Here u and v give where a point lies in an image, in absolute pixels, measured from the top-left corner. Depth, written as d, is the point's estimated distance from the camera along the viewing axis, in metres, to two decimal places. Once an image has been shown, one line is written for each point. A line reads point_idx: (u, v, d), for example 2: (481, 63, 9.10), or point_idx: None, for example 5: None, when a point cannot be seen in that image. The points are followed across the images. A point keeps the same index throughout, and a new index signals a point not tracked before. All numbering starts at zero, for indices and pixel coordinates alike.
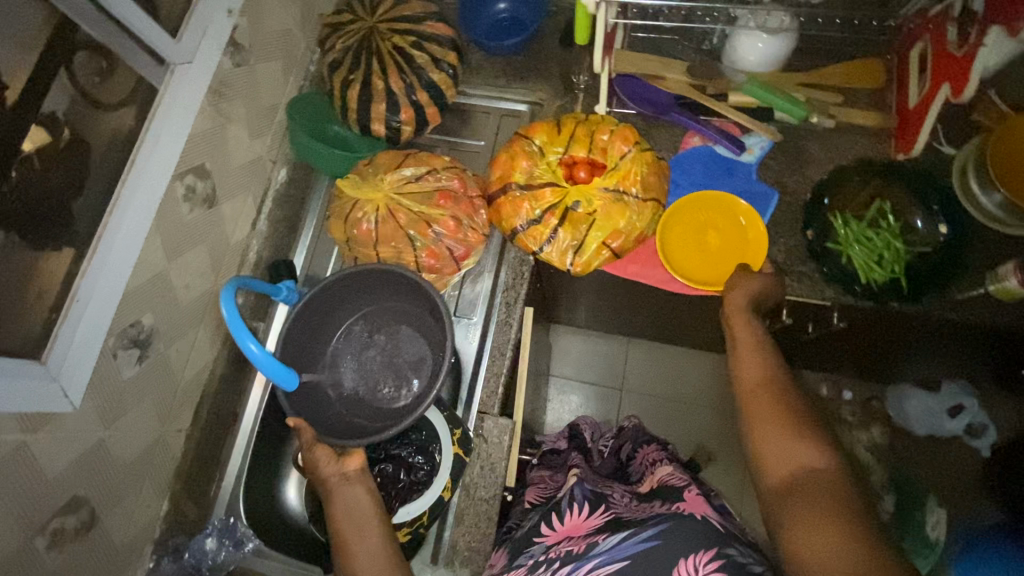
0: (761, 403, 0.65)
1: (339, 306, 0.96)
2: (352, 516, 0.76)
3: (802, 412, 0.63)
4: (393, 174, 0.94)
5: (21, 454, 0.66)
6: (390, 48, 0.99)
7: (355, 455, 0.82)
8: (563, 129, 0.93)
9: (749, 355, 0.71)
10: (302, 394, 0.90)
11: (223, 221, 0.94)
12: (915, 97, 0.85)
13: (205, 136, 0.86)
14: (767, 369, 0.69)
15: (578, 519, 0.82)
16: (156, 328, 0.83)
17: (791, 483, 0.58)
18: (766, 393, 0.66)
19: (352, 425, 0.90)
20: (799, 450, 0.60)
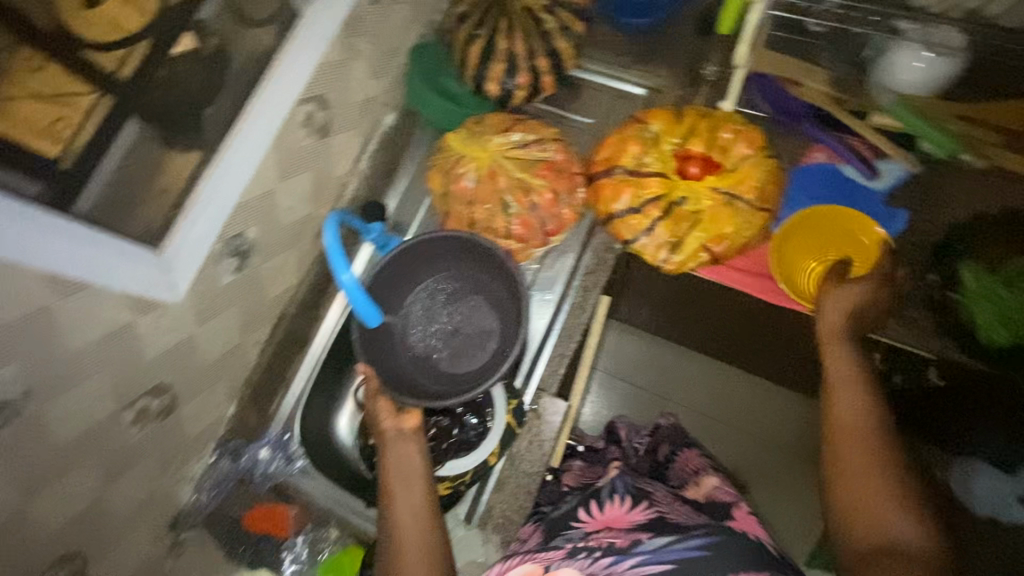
0: (853, 456, 0.65)
1: (418, 266, 0.97)
2: (402, 470, 0.78)
3: (905, 481, 0.63)
4: (502, 136, 0.93)
5: (128, 332, 0.71)
6: (521, 9, 0.97)
7: (412, 415, 0.84)
8: (684, 120, 0.89)
9: (845, 395, 0.70)
10: (374, 336, 0.91)
11: (332, 152, 0.96)
12: None
13: (332, 66, 0.88)
14: (867, 420, 0.67)
15: (618, 512, 0.78)
16: (257, 242, 0.87)
17: (879, 552, 0.60)
18: (858, 444, 0.66)
19: (416, 383, 0.92)
20: (894, 528, 0.60)
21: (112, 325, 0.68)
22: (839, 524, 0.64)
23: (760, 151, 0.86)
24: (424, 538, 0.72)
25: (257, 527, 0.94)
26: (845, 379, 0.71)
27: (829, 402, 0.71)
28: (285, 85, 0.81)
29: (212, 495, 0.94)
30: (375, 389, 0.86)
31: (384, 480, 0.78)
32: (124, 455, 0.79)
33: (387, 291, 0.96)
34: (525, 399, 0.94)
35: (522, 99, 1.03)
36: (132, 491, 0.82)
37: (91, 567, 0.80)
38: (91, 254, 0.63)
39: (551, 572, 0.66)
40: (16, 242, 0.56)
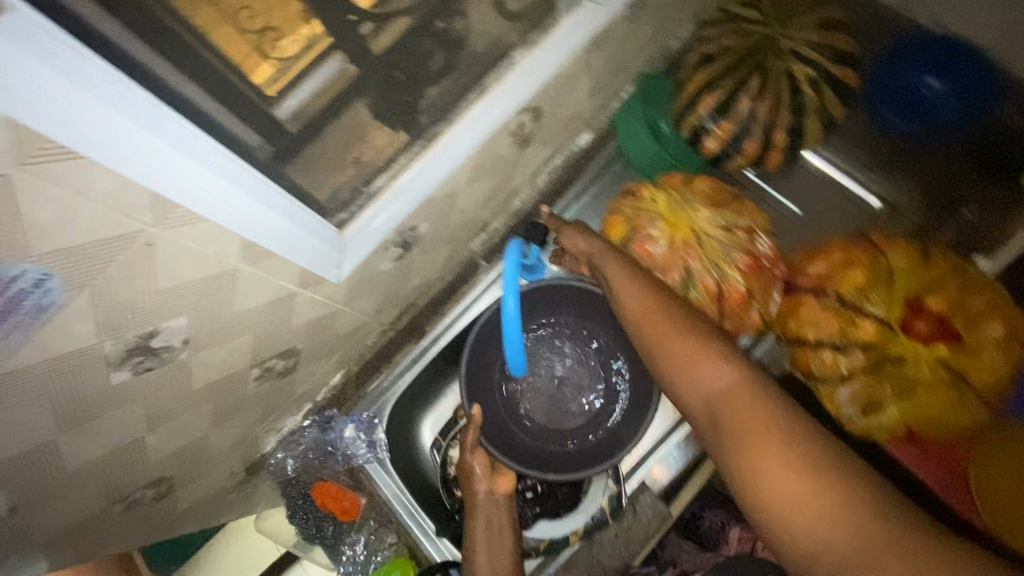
0: (654, 324, 0.65)
1: (549, 306, 0.90)
2: (491, 532, 0.80)
3: (689, 325, 0.63)
4: (709, 210, 0.82)
5: (286, 301, 0.68)
6: (782, 73, 0.83)
7: (505, 480, 0.84)
8: (930, 270, 0.76)
9: (626, 288, 0.70)
10: (482, 372, 0.87)
11: (522, 162, 0.89)
12: None
13: (564, 80, 0.79)
14: (639, 291, 0.69)
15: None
16: (424, 236, 0.82)
17: (715, 415, 0.55)
18: (652, 315, 0.66)
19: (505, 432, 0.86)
20: (704, 372, 0.58)
21: (276, 294, 0.65)
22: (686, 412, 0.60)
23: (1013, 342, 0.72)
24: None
25: (323, 501, 0.95)
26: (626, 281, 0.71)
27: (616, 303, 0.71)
28: (514, 91, 0.72)
29: (296, 460, 0.94)
30: (474, 443, 0.83)
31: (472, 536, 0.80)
32: (239, 402, 0.78)
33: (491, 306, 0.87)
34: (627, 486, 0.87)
35: (739, 166, 0.92)
36: (231, 433, 0.82)
37: (172, 493, 0.81)
38: (288, 233, 0.59)
39: None
40: (236, 211, 0.52)
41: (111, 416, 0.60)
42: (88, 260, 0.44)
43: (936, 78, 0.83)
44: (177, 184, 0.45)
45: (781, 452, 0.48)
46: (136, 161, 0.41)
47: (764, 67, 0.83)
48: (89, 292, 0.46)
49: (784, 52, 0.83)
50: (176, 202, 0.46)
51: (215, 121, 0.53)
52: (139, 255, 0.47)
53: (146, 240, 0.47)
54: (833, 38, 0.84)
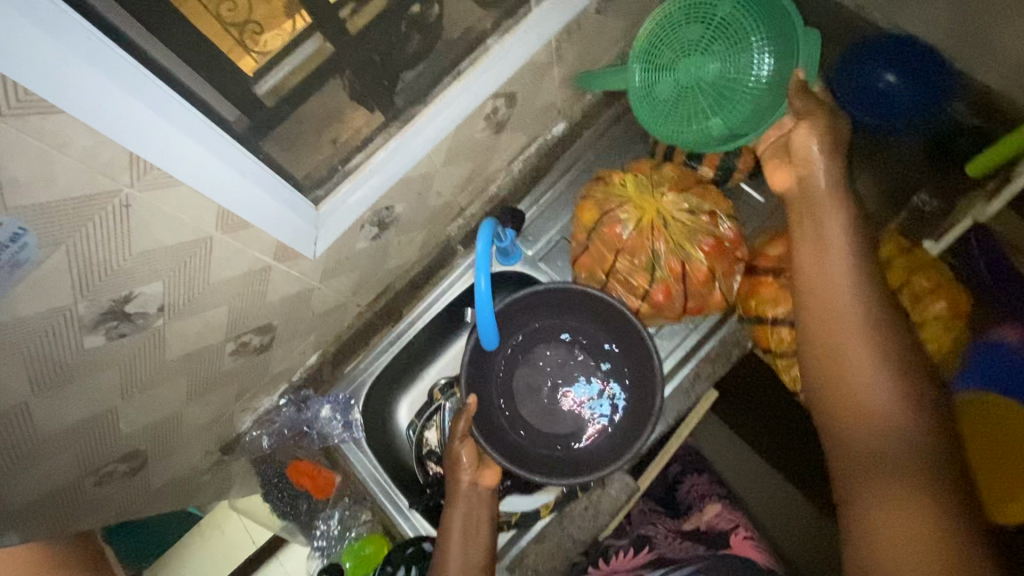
0: (856, 335, 0.56)
1: (550, 307, 0.91)
2: (468, 519, 0.80)
3: (900, 351, 0.55)
4: (675, 195, 0.86)
5: (261, 273, 0.69)
6: None
7: (490, 473, 0.83)
8: (882, 252, 0.79)
9: (823, 276, 0.60)
10: (478, 361, 0.87)
11: (496, 148, 0.92)
12: None
13: (536, 67, 0.82)
14: (843, 285, 0.59)
15: (626, 559, 1.00)
16: (399, 217, 0.84)
17: (874, 453, 0.51)
18: (859, 327, 0.56)
19: (498, 426, 0.89)
20: (891, 412, 0.52)
21: (252, 265, 0.67)
22: (835, 435, 0.55)
23: (956, 317, 0.76)
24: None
25: (299, 479, 0.96)
26: (828, 273, 0.60)
27: (797, 275, 0.63)
28: (487, 75, 0.75)
29: (272, 436, 0.94)
30: (465, 432, 0.83)
31: (448, 526, 0.79)
32: (214, 377, 0.78)
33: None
34: None
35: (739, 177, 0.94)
36: (206, 410, 0.83)
37: (146, 467, 0.81)
38: (263, 205, 0.61)
39: None
40: (211, 178, 0.53)
41: (85, 383, 0.61)
42: (66, 219, 0.46)
43: (892, 73, 0.90)
44: (153, 147, 0.47)
45: (914, 518, 0.47)
46: (114, 118, 0.43)
47: None
48: (64, 251, 0.48)
49: None
50: (155, 164, 0.48)
51: (193, 91, 0.55)
52: (115, 217, 0.49)
53: (122, 201, 0.48)
54: None
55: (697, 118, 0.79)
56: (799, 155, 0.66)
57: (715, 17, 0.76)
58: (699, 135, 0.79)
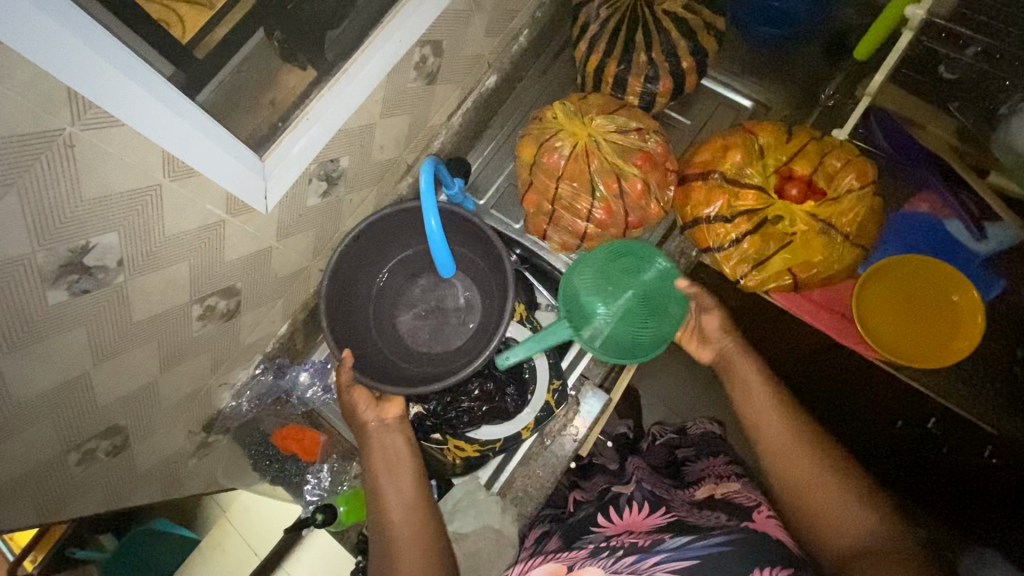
0: (784, 449, 0.72)
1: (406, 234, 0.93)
2: (387, 460, 0.79)
3: (825, 448, 0.71)
4: (604, 118, 0.92)
5: (217, 229, 0.72)
6: (660, 13, 0.96)
7: (394, 403, 0.83)
8: (793, 141, 0.87)
9: (771, 412, 0.75)
10: (343, 313, 0.89)
11: (432, 100, 0.97)
12: None
13: (457, 15, 0.88)
14: (766, 410, 0.75)
15: (637, 516, 0.80)
16: (346, 171, 0.88)
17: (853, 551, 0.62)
18: (791, 440, 0.72)
19: (389, 367, 0.91)
20: (843, 507, 0.65)
21: (205, 219, 0.70)
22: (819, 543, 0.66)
23: (864, 187, 0.83)
24: (415, 518, 0.73)
25: (287, 445, 1.02)
26: (762, 410, 0.76)
27: (750, 418, 0.77)
28: (411, 20, 0.80)
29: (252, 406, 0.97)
30: (348, 380, 0.82)
31: (368, 468, 0.78)
32: (185, 345, 0.80)
33: (406, 227, 0.91)
34: (568, 381, 0.95)
35: (663, 101, 1.01)
36: (182, 383, 0.85)
37: (129, 447, 0.82)
38: (209, 150, 0.64)
39: (575, 570, 0.69)
40: (152, 121, 0.57)
41: (55, 343, 0.62)
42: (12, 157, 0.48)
43: None
44: (92, 83, 0.50)
45: None
46: (45, 49, 0.46)
47: (640, 6, 0.96)
48: (16, 193, 0.50)
49: None
50: (90, 99, 0.51)
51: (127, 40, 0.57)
52: (62, 157, 0.52)
53: (66, 141, 0.51)
54: None
55: (612, 326, 0.81)
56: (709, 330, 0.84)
57: (640, 264, 0.84)
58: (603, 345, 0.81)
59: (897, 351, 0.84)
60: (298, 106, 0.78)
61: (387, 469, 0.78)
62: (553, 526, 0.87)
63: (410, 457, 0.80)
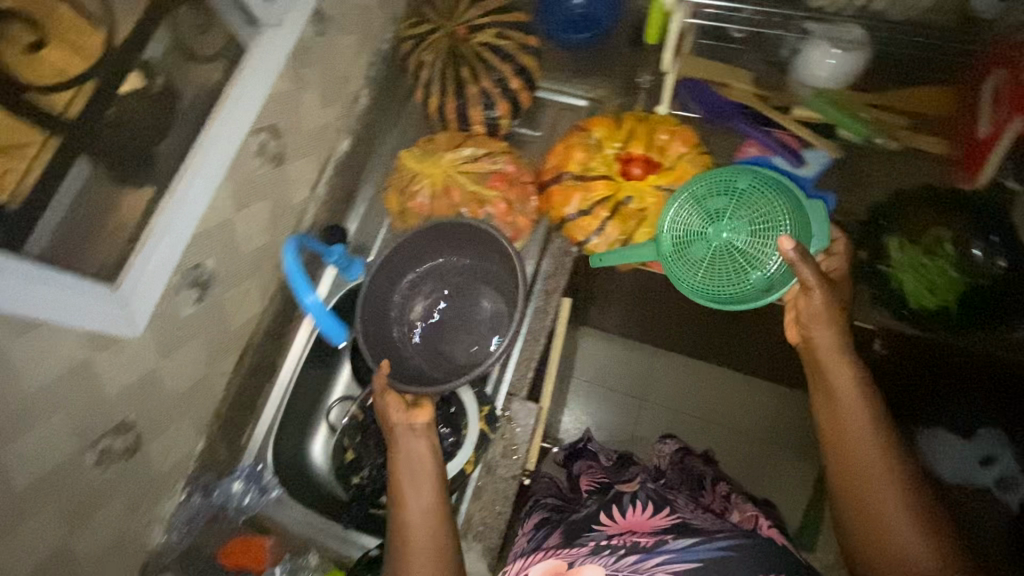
0: (867, 469, 0.66)
1: (432, 251, 0.95)
2: (411, 470, 0.77)
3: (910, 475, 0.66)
4: (453, 153, 0.96)
5: (86, 369, 0.70)
6: (476, 46, 1.03)
7: (423, 411, 0.81)
8: (623, 125, 0.95)
9: (861, 425, 0.68)
10: (374, 333, 0.92)
11: (288, 179, 0.99)
12: (984, 124, 0.83)
13: (283, 96, 0.91)
14: (863, 422, 0.68)
15: (641, 518, 0.82)
16: (217, 271, 0.87)
17: None
18: (881, 464, 0.66)
19: (422, 375, 0.91)
20: (912, 547, 0.62)
21: (67, 363, 0.68)
22: (867, 561, 0.65)
23: (691, 151, 0.93)
24: (432, 521, 0.72)
25: (239, 563, 0.93)
26: (856, 423, 0.68)
27: (829, 420, 0.71)
28: (238, 114, 0.83)
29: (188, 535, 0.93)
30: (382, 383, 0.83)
31: (393, 477, 0.77)
32: (88, 497, 0.76)
33: (415, 254, 0.94)
34: (496, 404, 0.97)
35: (507, 120, 1.07)
36: (98, 535, 0.80)
37: None
38: (50, 294, 0.64)
39: (575, 567, 0.73)
40: None
41: None
42: None
43: None
44: None
45: None
46: None
47: (458, 45, 1.04)
48: None
49: (459, 30, 1.04)
50: None
51: None
52: None
53: None
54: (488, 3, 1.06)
55: (736, 276, 0.82)
56: (807, 317, 0.72)
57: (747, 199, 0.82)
58: (694, 287, 0.84)
59: None
60: (142, 224, 0.78)
61: (410, 477, 0.76)
62: (551, 517, 0.90)
63: (434, 466, 0.77)
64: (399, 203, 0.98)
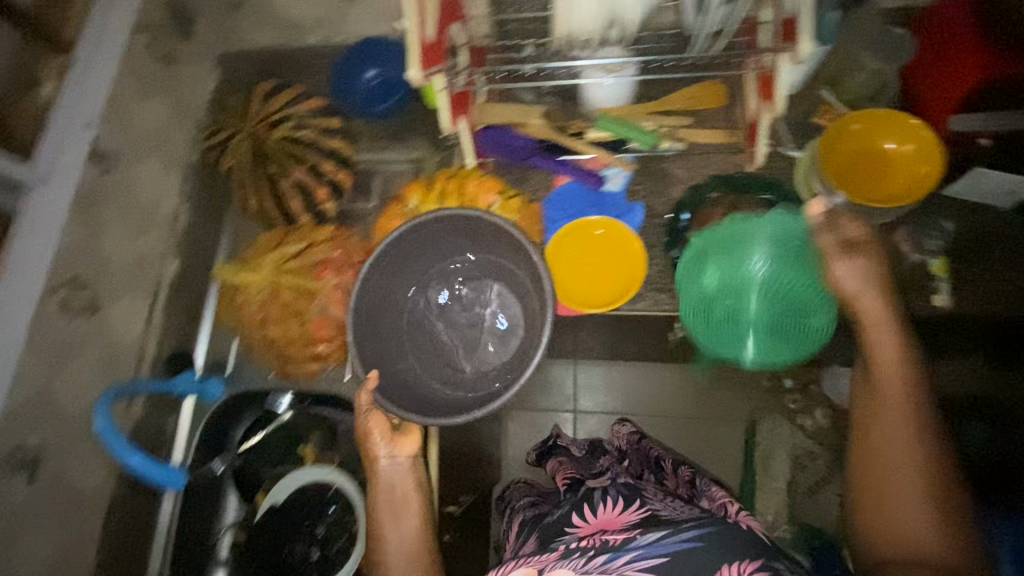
0: (895, 436, 0.64)
1: (425, 245, 0.81)
2: (392, 499, 0.80)
3: (934, 454, 0.63)
4: (273, 254, 0.96)
5: None
6: (279, 142, 1.05)
7: (411, 438, 0.83)
8: (434, 187, 0.99)
9: (891, 388, 0.66)
10: (372, 331, 0.77)
11: (111, 325, 0.99)
12: (750, 103, 0.93)
13: (73, 249, 0.98)
14: (897, 390, 0.66)
15: (612, 516, 0.79)
16: (45, 444, 0.90)
17: (898, 559, 0.60)
18: (905, 439, 0.64)
19: (417, 389, 0.78)
20: (915, 527, 0.60)
21: None
22: (866, 530, 0.64)
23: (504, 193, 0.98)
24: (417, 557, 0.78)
25: None
26: (891, 388, 0.66)
27: (870, 372, 0.68)
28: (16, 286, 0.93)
29: None
30: (369, 402, 0.80)
31: (376, 504, 0.80)
32: None
33: (414, 251, 0.81)
34: (382, 491, 0.97)
35: (332, 203, 1.07)
36: None
37: None
38: None
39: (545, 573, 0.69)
40: None
41: None
42: None
43: (370, 69, 1.10)
44: None
45: None
46: None
47: (261, 145, 1.05)
48: None
49: (260, 129, 1.06)
50: None
51: None
52: None
53: None
54: (282, 96, 1.07)
55: (806, 321, 0.84)
56: (848, 288, 0.72)
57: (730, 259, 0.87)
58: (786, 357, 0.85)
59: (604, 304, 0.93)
60: None
61: (389, 511, 0.80)
62: (528, 527, 0.86)
63: (415, 492, 0.81)
64: (234, 318, 0.97)
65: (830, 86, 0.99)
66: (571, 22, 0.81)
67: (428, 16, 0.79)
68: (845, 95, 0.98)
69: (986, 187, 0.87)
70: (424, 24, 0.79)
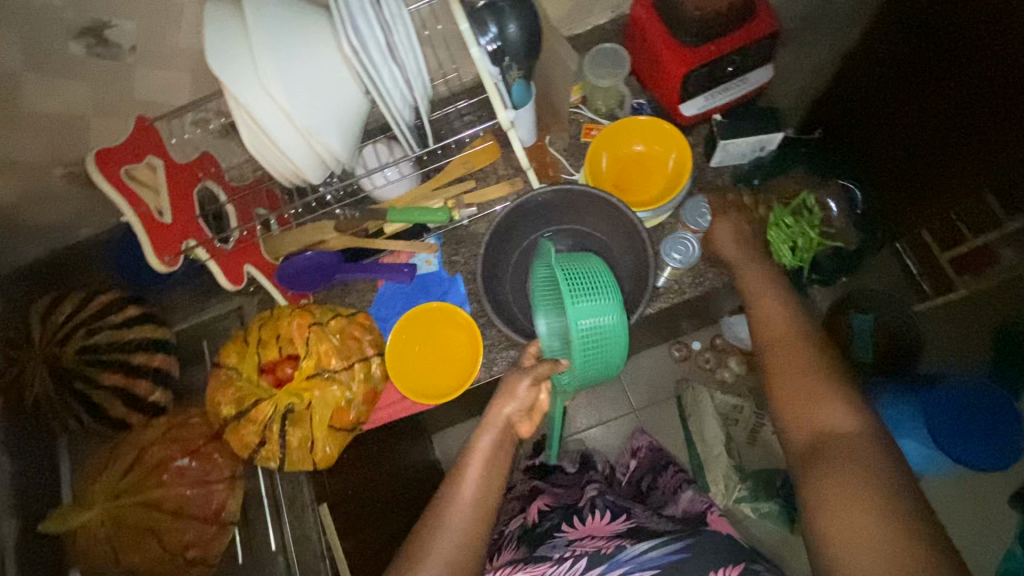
0: (788, 354, 0.71)
1: (578, 211, 0.94)
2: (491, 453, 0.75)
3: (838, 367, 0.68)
4: (105, 481, 0.91)
5: None
6: (76, 357, 0.96)
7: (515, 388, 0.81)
8: (254, 336, 0.94)
9: (767, 302, 0.80)
10: (492, 261, 0.92)
11: None
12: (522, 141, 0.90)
13: None
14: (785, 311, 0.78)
15: (600, 525, 0.82)
16: None
17: (818, 444, 0.61)
18: (789, 346, 0.72)
19: (509, 311, 0.94)
20: (827, 413, 0.63)
21: None
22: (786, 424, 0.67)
23: (322, 321, 0.94)
24: (472, 533, 0.70)
25: None
26: (767, 304, 0.80)
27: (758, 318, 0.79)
28: None
29: None
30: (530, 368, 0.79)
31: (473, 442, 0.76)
32: None
33: (517, 225, 0.94)
34: None
35: (162, 394, 1.01)
36: None
37: None
38: None
39: None
40: None
41: None
42: None
43: None
44: None
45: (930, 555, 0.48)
46: None
47: (57, 366, 0.96)
48: None
49: (49, 350, 0.96)
50: None
51: None
52: None
53: None
54: (65, 305, 0.98)
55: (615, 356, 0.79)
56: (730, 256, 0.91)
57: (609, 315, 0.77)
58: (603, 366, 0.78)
59: (451, 387, 0.97)
60: None
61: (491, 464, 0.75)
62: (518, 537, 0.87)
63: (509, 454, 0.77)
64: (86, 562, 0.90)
65: (584, 105, 1.05)
66: (283, 166, 0.69)
67: (160, 206, 0.79)
68: (599, 111, 1.04)
69: (736, 151, 0.96)
70: (161, 213, 0.79)
